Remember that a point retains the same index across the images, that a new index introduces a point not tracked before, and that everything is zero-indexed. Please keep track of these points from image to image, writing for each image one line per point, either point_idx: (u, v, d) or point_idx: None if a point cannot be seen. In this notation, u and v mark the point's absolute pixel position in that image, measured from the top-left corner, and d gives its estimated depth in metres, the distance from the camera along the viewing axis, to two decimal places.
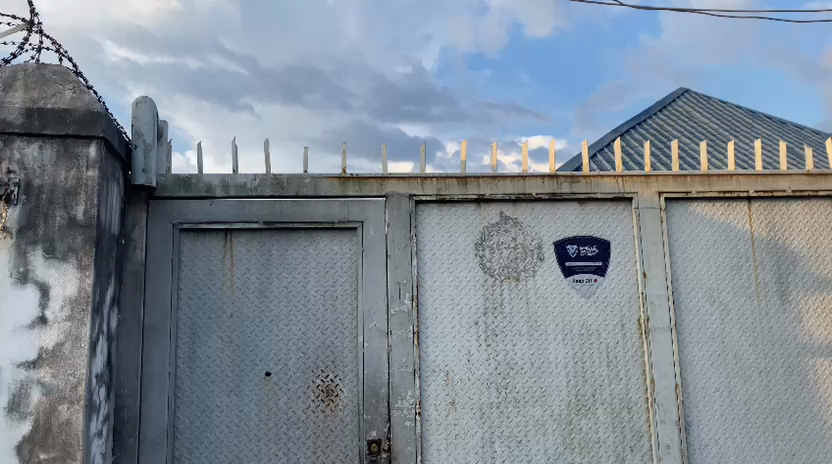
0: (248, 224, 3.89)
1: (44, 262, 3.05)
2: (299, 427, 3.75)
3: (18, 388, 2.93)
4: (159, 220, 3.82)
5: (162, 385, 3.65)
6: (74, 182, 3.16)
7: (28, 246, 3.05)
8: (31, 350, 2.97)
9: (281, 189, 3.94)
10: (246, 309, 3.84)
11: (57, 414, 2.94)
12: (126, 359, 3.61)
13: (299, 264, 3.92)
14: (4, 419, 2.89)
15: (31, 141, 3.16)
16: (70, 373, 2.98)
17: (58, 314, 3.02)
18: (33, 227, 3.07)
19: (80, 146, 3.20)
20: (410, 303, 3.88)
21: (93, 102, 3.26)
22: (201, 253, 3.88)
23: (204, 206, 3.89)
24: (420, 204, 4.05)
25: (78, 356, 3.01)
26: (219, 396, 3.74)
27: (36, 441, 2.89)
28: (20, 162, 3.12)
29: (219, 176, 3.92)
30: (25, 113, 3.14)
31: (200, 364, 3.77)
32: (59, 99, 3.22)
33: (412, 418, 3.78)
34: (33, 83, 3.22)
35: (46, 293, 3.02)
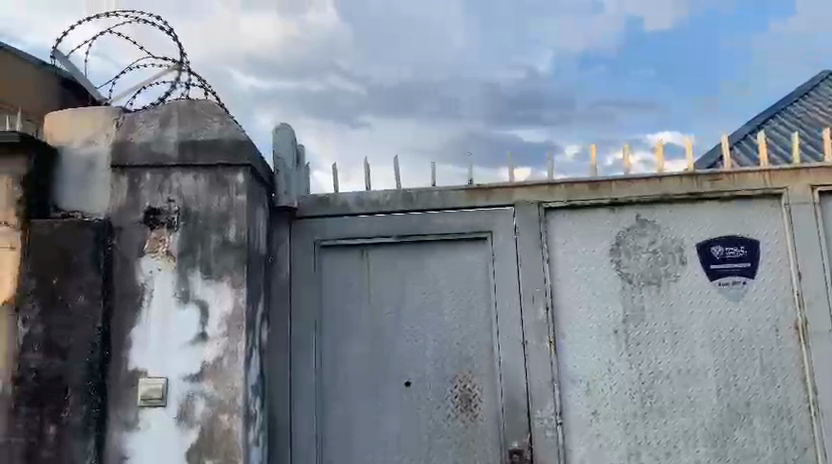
0: (382, 238, 4.01)
1: (203, 283, 3.30)
2: (440, 437, 3.81)
3: (185, 399, 3.18)
4: (300, 239, 4.03)
5: (309, 396, 3.84)
6: (226, 207, 3.39)
7: (188, 268, 3.31)
8: (195, 364, 3.21)
9: (412, 204, 4.03)
10: (385, 321, 3.95)
11: (219, 424, 3.16)
12: (276, 371, 3.83)
13: (433, 276, 3.98)
14: (174, 428, 3.15)
15: (187, 172, 3.43)
16: (229, 385, 3.20)
17: (216, 330, 3.25)
18: (191, 250, 3.33)
19: (229, 174, 3.44)
20: (545, 312, 3.84)
21: (238, 131, 3.50)
22: (339, 269, 4.03)
23: (340, 224, 4.05)
24: (551, 211, 4.00)
25: (235, 368, 3.22)
26: (362, 406, 3.87)
27: (203, 448, 3.13)
28: (178, 191, 3.40)
29: (353, 194, 4.08)
30: (180, 146, 3.43)
31: (343, 375, 3.91)
32: (209, 131, 3.49)
33: (553, 429, 3.73)
34: (186, 118, 3.51)
35: (205, 310, 3.27)
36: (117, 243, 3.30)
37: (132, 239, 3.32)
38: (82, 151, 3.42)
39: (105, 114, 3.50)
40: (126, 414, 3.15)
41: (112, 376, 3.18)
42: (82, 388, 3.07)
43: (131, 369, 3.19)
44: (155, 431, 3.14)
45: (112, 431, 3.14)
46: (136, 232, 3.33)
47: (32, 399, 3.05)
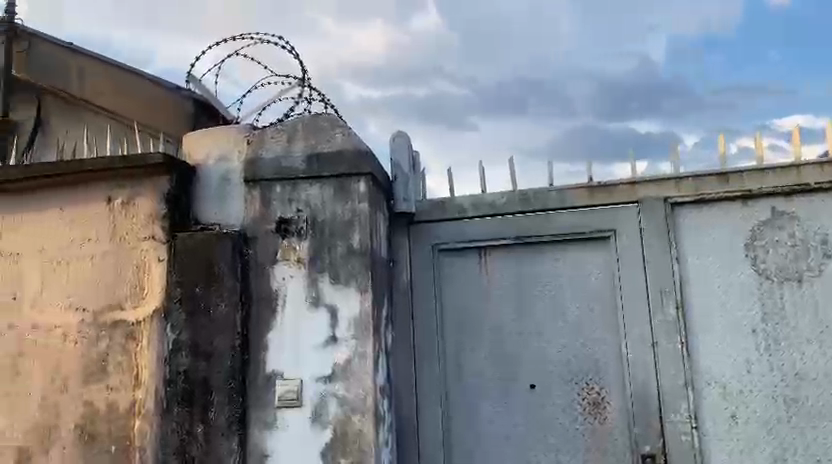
0: (501, 240, 3.99)
1: (331, 287, 3.43)
2: (568, 439, 3.76)
3: (319, 399, 3.28)
4: (420, 243, 4.07)
5: (435, 397, 3.89)
6: (350, 214, 3.51)
7: (317, 274, 3.45)
8: (327, 365, 3.32)
9: (530, 205, 4.00)
10: (507, 323, 3.92)
11: (351, 424, 3.24)
12: (402, 372, 3.91)
13: (555, 277, 3.92)
14: (310, 427, 3.26)
15: (313, 182, 3.58)
16: (359, 386, 3.28)
17: (345, 333, 3.35)
18: (320, 257, 3.47)
19: (353, 183, 3.55)
20: (675, 311, 3.70)
21: (359, 142, 3.62)
22: (459, 272, 4.03)
23: (458, 227, 4.06)
24: (677, 206, 3.85)
25: (364, 370, 3.30)
26: (487, 408, 3.87)
27: (337, 447, 3.22)
28: (306, 201, 3.56)
29: (469, 197, 4.08)
30: (306, 159, 3.59)
31: (467, 377, 3.92)
32: (332, 143, 3.62)
33: (688, 432, 3.58)
34: (310, 132, 3.66)
35: (334, 314, 3.39)
36: (253, 252, 3.50)
37: (267, 248, 3.51)
38: (215, 168, 3.64)
39: (237, 132, 3.70)
40: (264, 415, 3.29)
41: (250, 379, 3.34)
42: (226, 390, 3.25)
43: (268, 371, 3.34)
44: (292, 430, 3.27)
45: (253, 430, 3.29)
46: (270, 241, 3.51)
47: (182, 400, 3.26)
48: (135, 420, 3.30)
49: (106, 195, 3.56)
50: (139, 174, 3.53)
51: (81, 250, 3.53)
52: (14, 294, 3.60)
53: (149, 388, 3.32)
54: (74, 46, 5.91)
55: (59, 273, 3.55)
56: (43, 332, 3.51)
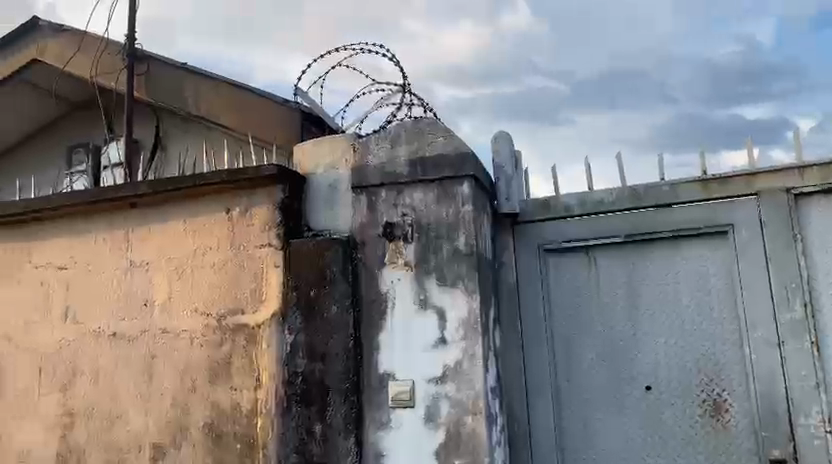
0: (611, 239, 3.90)
1: (438, 289, 3.36)
2: (689, 443, 3.62)
3: (431, 400, 3.25)
4: (525, 243, 4.03)
5: (545, 397, 3.84)
6: (454, 217, 3.44)
7: (424, 277, 3.40)
8: (437, 367, 3.27)
9: (640, 201, 3.88)
10: (618, 323, 3.83)
11: (463, 424, 3.18)
12: (511, 372, 3.88)
13: (668, 275, 3.79)
14: (423, 428, 3.23)
15: (417, 187, 3.54)
16: (470, 387, 3.20)
17: (455, 334, 3.29)
18: (426, 259, 3.42)
19: (456, 186, 3.47)
20: (803, 308, 3.48)
21: (462, 144, 3.51)
22: (566, 272, 3.96)
23: (565, 226, 3.99)
24: (801, 197, 3.63)
25: (475, 371, 3.21)
26: (600, 409, 3.79)
27: (450, 448, 3.18)
28: (411, 206, 3.52)
29: (576, 196, 4.00)
30: (410, 164, 3.57)
31: (579, 377, 3.84)
32: (435, 147, 3.55)
33: (821, 437, 3.36)
34: (413, 136, 3.60)
35: (443, 316, 3.33)
36: (362, 256, 3.51)
37: (374, 252, 3.50)
38: (324, 178, 3.70)
39: (343, 140, 3.73)
40: (379, 416, 3.29)
41: (364, 380, 3.35)
42: (341, 391, 3.31)
43: (380, 372, 3.33)
44: (405, 430, 3.25)
45: (368, 430, 3.30)
46: (377, 245, 3.50)
47: (300, 399, 3.36)
48: (258, 418, 3.43)
49: (225, 207, 3.72)
50: (255, 185, 3.65)
51: (205, 258, 3.70)
52: (146, 301, 3.77)
53: (270, 388, 3.43)
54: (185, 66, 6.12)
55: (185, 280, 3.72)
56: (171, 336, 3.68)
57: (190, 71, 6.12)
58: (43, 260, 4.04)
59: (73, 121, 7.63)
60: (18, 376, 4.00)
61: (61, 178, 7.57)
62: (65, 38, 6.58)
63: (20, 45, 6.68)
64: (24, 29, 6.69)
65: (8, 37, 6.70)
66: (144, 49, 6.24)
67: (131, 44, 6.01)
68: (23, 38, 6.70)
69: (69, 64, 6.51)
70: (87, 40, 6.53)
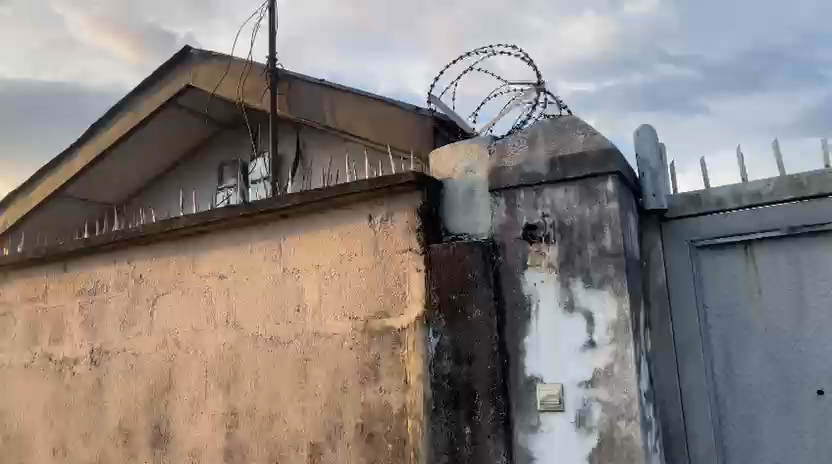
0: (770, 232, 3.61)
1: (585, 291, 3.07)
2: None
3: (582, 403, 2.99)
4: (674, 241, 3.80)
5: (704, 401, 3.60)
6: (598, 216, 3.12)
7: (569, 278, 3.11)
8: (586, 369, 3.01)
9: (802, 191, 3.57)
10: (784, 323, 3.54)
11: (618, 429, 2.91)
12: (664, 376, 3.68)
13: None
14: (574, 433, 2.98)
15: (558, 186, 3.23)
16: (622, 391, 2.92)
17: (604, 337, 3.00)
18: (570, 260, 3.12)
19: (599, 183, 3.15)
20: None
21: (605, 141, 3.18)
22: (722, 270, 3.70)
23: (717, 220, 3.73)
24: None
25: (626, 374, 2.93)
26: (765, 414, 3.52)
27: (605, 453, 2.92)
28: (552, 206, 3.22)
29: (729, 188, 3.71)
30: (549, 163, 3.25)
31: (740, 381, 3.59)
32: (574, 145, 3.23)
33: None
34: (552, 136, 3.30)
35: (591, 319, 3.04)
36: (503, 259, 3.25)
37: (516, 253, 3.23)
38: (458, 184, 3.44)
39: (479, 143, 3.45)
40: (528, 419, 3.05)
41: (511, 383, 3.12)
42: (489, 394, 3.09)
43: (528, 375, 3.09)
44: (556, 435, 3.01)
45: (518, 433, 3.08)
46: (519, 248, 3.23)
47: (449, 402, 3.17)
48: (408, 420, 3.31)
49: (368, 215, 3.64)
50: (394, 190, 3.51)
51: (352, 265, 3.64)
52: (298, 306, 3.78)
53: (418, 390, 3.29)
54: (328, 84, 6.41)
55: (332, 286, 3.69)
56: (322, 339, 3.66)
57: (330, 86, 6.38)
58: (205, 270, 4.19)
59: (223, 139, 8.20)
60: (186, 380, 4.11)
61: (214, 193, 8.17)
62: (214, 64, 7.07)
63: (176, 73, 7.27)
64: (178, 58, 7.26)
65: (164, 66, 7.30)
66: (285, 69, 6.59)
67: (272, 65, 6.37)
68: (177, 67, 7.27)
69: (219, 87, 7.00)
70: (233, 64, 6.97)
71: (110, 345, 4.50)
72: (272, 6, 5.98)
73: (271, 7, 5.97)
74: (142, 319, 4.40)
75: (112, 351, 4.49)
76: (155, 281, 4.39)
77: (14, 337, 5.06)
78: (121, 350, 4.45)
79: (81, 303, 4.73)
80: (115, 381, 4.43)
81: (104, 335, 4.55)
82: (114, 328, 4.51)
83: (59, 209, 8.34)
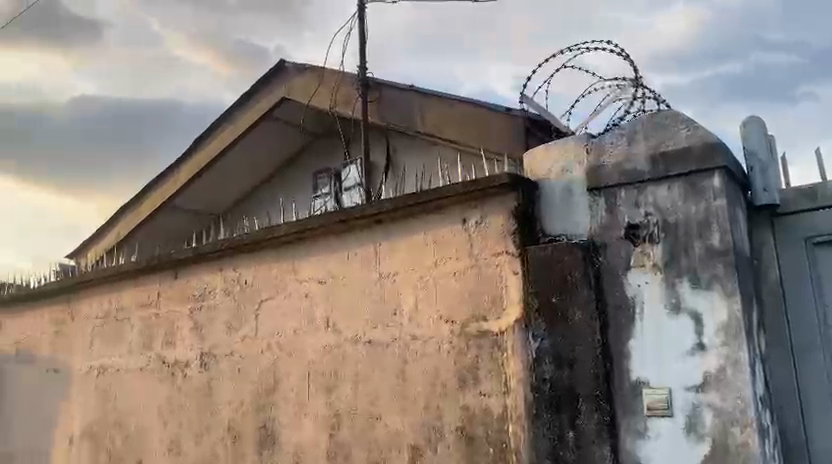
0: None
1: (692, 292, 2.95)
2: None
3: (692, 408, 2.87)
4: (788, 238, 3.58)
5: (826, 407, 3.37)
6: (704, 213, 2.99)
7: (675, 279, 3.00)
8: (696, 373, 2.88)
9: None
10: None
11: (732, 436, 2.77)
12: (780, 380, 3.45)
13: None
14: (684, 439, 2.86)
15: (660, 183, 3.11)
16: (736, 396, 2.78)
17: (714, 339, 2.87)
18: (676, 260, 3.01)
19: (704, 179, 3.02)
20: None
21: (710, 135, 3.05)
22: None
23: None
24: None
25: (739, 378, 2.79)
26: None
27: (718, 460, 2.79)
28: (654, 204, 3.11)
29: None
30: (650, 160, 3.14)
31: None
32: (677, 141, 3.10)
33: None
34: (651, 131, 3.18)
35: (699, 321, 2.91)
36: (604, 260, 3.16)
37: (618, 253, 3.13)
38: (555, 184, 3.35)
39: (575, 143, 3.35)
40: (635, 423, 2.96)
41: (615, 386, 3.03)
42: (593, 397, 3.02)
43: (633, 378, 3.00)
44: (665, 441, 2.90)
45: (624, 438, 2.99)
46: (620, 248, 3.13)
47: (551, 405, 3.11)
48: (509, 423, 3.27)
49: (462, 217, 3.63)
50: (487, 192, 3.49)
51: (447, 268, 3.65)
52: (395, 310, 3.82)
53: (518, 393, 3.24)
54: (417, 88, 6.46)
55: (428, 289, 3.71)
56: (421, 342, 3.68)
57: (420, 92, 6.43)
58: (305, 275, 4.31)
59: (316, 149, 8.43)
60: (289, 382, 4.24)
61: (310, 201, 8.41)
62: (308, 76, 7.28)
63: (272, 86, 7.54)
64: (273, 72, 7.53)
65: (261, 81, 7.59)
66: (376, 77, 6.71)
67: (363, 74, 6.50)
68: (273, 81, 7.54)
69: (313, 98, 7.20)
70: (325, 75, 7.16)
71: (218, 348, 4.71)
72: (362, 16, 6.10)
73: (361, 17, 6.10)
74: (247, 323, 4.58)
75: (219, 354, 4.70)
76: (259, 287, 4.56)
77: (130, 342, 5.37)
78: (228, 353, 4.65)
79: (190, 309, 4.98)
80: (223, 383, 4.62)
81: (212, 339, 4.77)
82: (221, 333, 4.72)
83: (168, 220, 8.83)
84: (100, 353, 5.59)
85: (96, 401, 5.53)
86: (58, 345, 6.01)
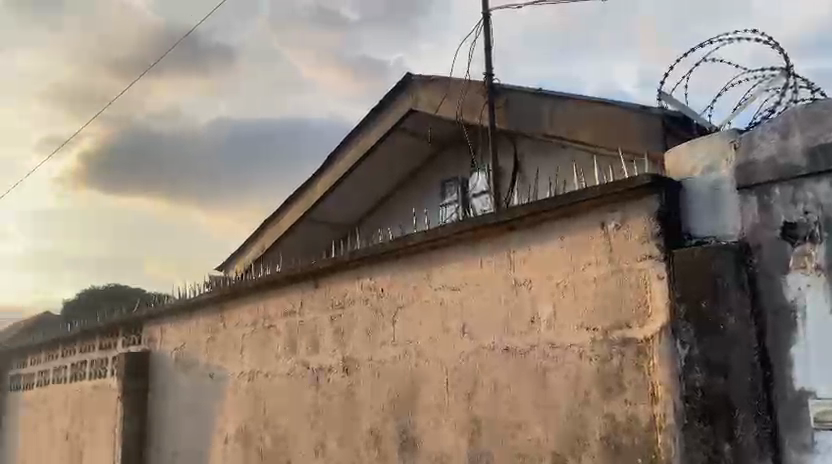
0: None
1: None
2: None
3: None
4: None
5: None
6: None
7: None
8: None
9: None
10: None
11: None
12: None
13: None
14: None
15: (820, 177, 2.82)
16: None
17: None
18: None
19: None
20: None
21: None
22: None
23: None
24: None
25: None
26: None
27: None
28: (814, 201, 2.83)
29: None
30: (807, 153, 2.86)
31: None
32: None
33: None
34: (807, 122, 2.90)
35: None
36: (758, 262, 2.95)
37: (775, 255, 2.91)
38: (704, 179, 3.19)
39: (721, 140, 3.18)
40: (800, 437, 2.74)
41: (777, 396, 2.83)
42: (751, 407, 2.85)
43: (796, 387, 2.78)
44: None
45: (788, 453, 2.78)
46: (777, 249, 2.91)
47: (703, 416, 2.96)
48: (658, 433, 3.15)
49: (600, 221, 3.55)
50: (627, 194, 3.39)
51: (585, 274, 3.58)
52: (532, 317, 3.80)
53: (667, 402, 3.12)
54: (546, 92, 6.40)
55: (566, 295, 3.65)
56: (560, 349, 3.63)
57: (549, 96, 6.36)
58: (440, 283, 4.37)
59: (443, 158, 8.54)
60: (428, 388, 4.32)
61: (438, 210, 8.55)
62: (433, 87, 7.40)
63: (399, 99, 7.73)
64: (400, 86, 7.72)
65: (388, 95, 7.81)
66: (502, 84, 6.71)
67: (490, 82, 6.51)
68: (399, 94, 7.73)
69: (439, 109, 7.32)
70: (450, 85, 7.24)
71: (359, 355, 4.88)
72: (486, 24, 6.13)
73: (485, 25, 6.13)
74: (384, 330, 4.71)
75: (360, 360, 4.86)
76: (396, 295, 4.67)
77: (277, 348, 5.68)
78: (368, 359, 4.80)
79: (331, 317, 5.19)
80: (365, 388, 4.78)
81: (353, 345, 4.94)
82: (361, 339, 4.89)
83: (306, 232, 9.29)
84: (250, 359, 5.95)
85: (247, 404, 5.90)
86: (212, 351, 6.46)
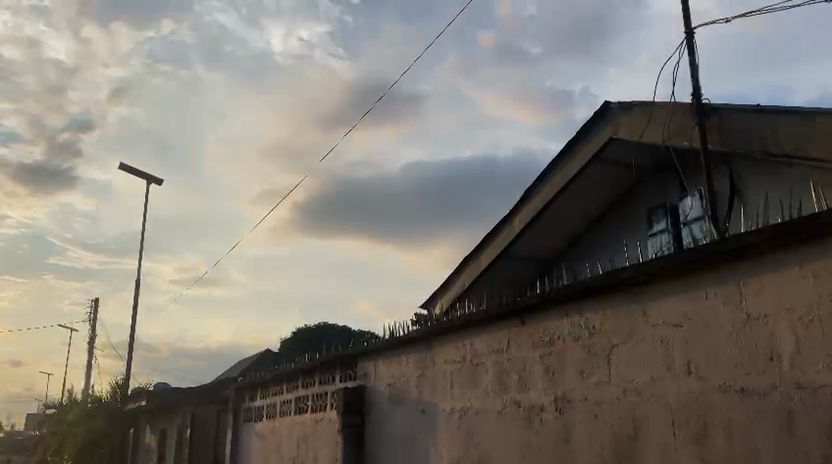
0: None
1: None
2: None
3: None
4: None
5: None
6: None
7: None
8: None
9: None
10: None
11: None
12: None
13: None
14: None
15: None
16: None
17: None
18: None
19: None
20: None
21: None
22: None
23: None
24: None
25: None
26: None
27: None
28: None
29: None
30: None
31: None
32: None
33: None
34: None
35: None
36: None
37: None
38: None
39: None
40: None
41: None
42: None
43: None
44: None
45: None
46: None
47: None
48: None
49: None
50: None
51: None
52: (771, 354, 3.44)
53: None
54: (766, 107, 5.91)
55: (813, 331, 3.26)
56: (808, 391, 3.24)
57: (770, 111, 5.87)
58: (659, 318, 4.13)
59: (648, 185, 8.18)
60: (652, 430, 4.06)
61: (647, 240, 8.18)
62: (637, 113, 7.12)
63: (600, 127, 7.56)
64: (598, 114, 7.55)
65: (586, 124, 7.67)
66: (712, 104, 6.32)
67: (699, 102, 6.14)
68: (600, 122, 7.55)
69: (643, 135, 7.02)
70: (655, 109, 6.93)
71: (572, 393, 4.74)
72: (691, 43, 5.82)
73: (690, 44, 5.82)
74: (600, 368, 4.53)
75: (574, 399, 4.71)
76: (609, 332, 4.49)
77: (486, 385, 5.70)
78: (582, 398, 4.64)
79: (541, 354, 5.10)
80: (581, 428, 4.61)
81: (566, 384, 4.81)
82: (574, 377, 4.75)
83: (506, 267, 9.34)
84: (460, 395, 6.03)
85: (459, 440, 5.97)
86: (423, 387, 6.64)
